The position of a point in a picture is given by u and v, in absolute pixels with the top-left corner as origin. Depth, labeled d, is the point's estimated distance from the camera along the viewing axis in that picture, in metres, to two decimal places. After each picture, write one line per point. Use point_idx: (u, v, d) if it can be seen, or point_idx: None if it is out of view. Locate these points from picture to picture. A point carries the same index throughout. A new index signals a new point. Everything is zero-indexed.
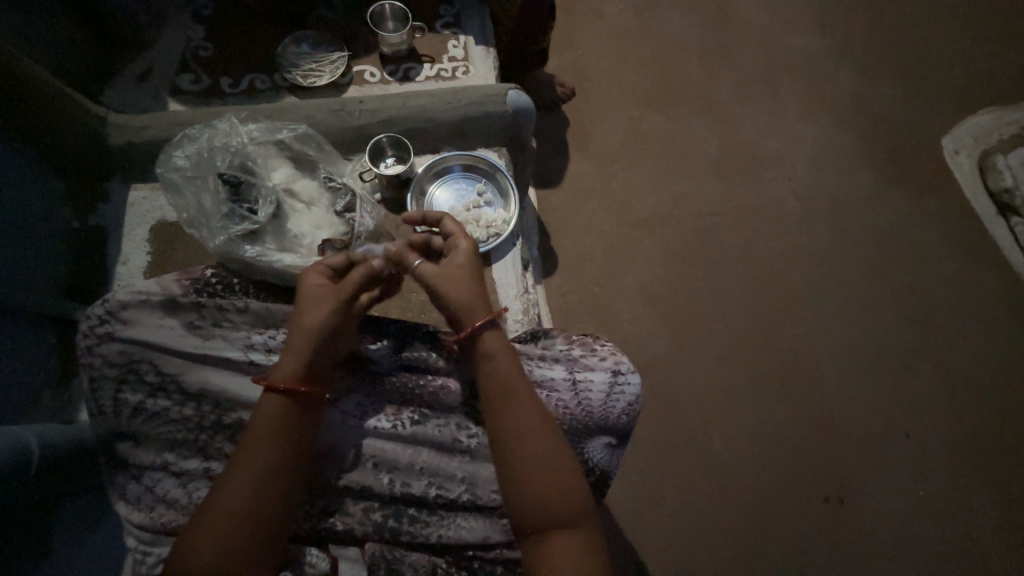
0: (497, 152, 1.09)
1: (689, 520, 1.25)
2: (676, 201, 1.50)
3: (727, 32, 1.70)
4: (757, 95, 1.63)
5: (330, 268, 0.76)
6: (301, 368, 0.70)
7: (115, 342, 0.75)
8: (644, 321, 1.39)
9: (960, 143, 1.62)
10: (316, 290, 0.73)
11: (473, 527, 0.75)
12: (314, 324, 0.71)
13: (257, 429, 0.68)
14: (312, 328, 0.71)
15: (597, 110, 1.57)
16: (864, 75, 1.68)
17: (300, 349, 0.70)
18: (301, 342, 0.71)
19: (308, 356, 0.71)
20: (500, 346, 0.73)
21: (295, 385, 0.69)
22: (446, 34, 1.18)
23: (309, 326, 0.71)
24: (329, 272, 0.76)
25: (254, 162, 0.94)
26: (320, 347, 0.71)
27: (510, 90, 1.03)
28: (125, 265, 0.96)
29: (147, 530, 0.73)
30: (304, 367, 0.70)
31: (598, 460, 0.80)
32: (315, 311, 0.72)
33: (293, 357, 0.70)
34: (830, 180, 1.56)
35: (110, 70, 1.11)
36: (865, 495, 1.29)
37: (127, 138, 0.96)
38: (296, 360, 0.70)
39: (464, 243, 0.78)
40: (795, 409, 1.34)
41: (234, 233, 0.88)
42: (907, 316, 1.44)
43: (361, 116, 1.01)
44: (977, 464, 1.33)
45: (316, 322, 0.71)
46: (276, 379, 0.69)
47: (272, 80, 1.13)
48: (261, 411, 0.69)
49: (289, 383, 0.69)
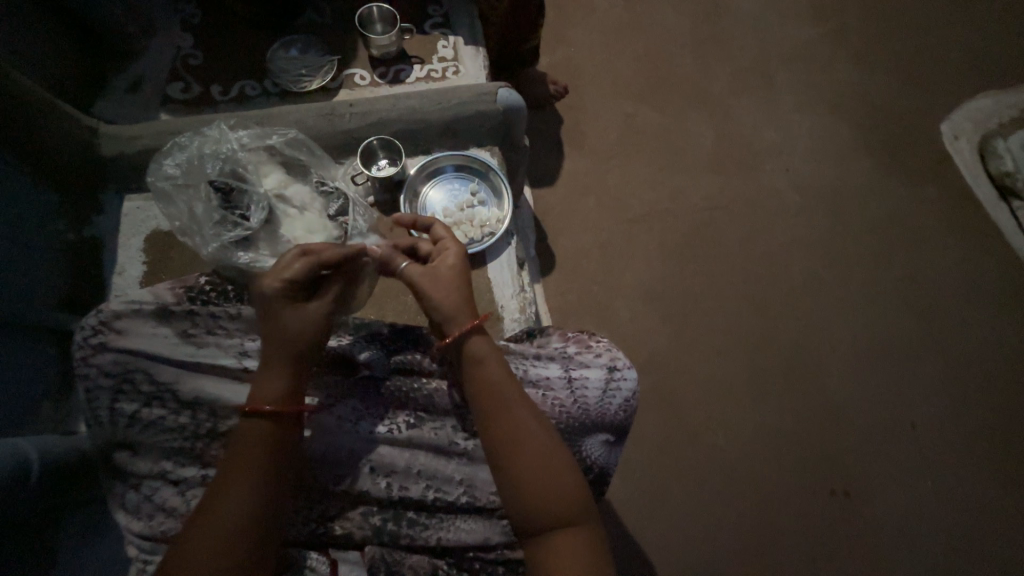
0: (490, 151, 1.08)
1: (694, 517, 1.24)
2: (672, 195, 1.49)
3: (720, 24, 1.68)
4: (752, 87, 1.62)
5: (290, 275, 0.72)
6: (284, 390, 0.70)
7: (108, 353, 0.75)
8: (644, 317, 1.38)
9: (959, 129, 1.60)
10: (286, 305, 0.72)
11: (472, 529, 0.75)
12: (293, 341, 0.71)
13: (246, 439, 0.68)
14: (292, 346, 0.71)
15: (590, 106, 1.57)
16: (860, 63, 1.67)
17: (281, 372, 0.71)
18: (280, 365, 0.71)
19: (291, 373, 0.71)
20: (488, 350, 0.73)
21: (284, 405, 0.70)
22: (435, 34, 1.18)
23: (292, 346, 0.71)
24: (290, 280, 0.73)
25: (245, 168, 0.94)
26: (300, 366, 0.72)
27: (500, 89, 1.03)
28: (121, 276, 0.97)
29: (147, 538, 0.73)
30: (288, 388, 0.71)
31: (596, 457, 0.80)
32: (297, 325, 0.72)
33: (275, 380, 0.70)
34: (828, 170, 1.55)
35: (102, 82, 1.11)
36: (872, 486, 1.28)
37: (119, 149, 0.97)
38: (281, 382, 0.70)
39: (454, 247, 0.79)
40: (798, 402, 1.33)
41: (226, 240, 0.88)
42: (910, 305, 1.43)
43: (352, 120, 1.00)
44: (985, 452, 1.31)
45: (296, 340, 0.71)
46: (260, 404, 0.69)
47: (263, 86, 1.13)
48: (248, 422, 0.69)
49: (278, 405, 0.69)
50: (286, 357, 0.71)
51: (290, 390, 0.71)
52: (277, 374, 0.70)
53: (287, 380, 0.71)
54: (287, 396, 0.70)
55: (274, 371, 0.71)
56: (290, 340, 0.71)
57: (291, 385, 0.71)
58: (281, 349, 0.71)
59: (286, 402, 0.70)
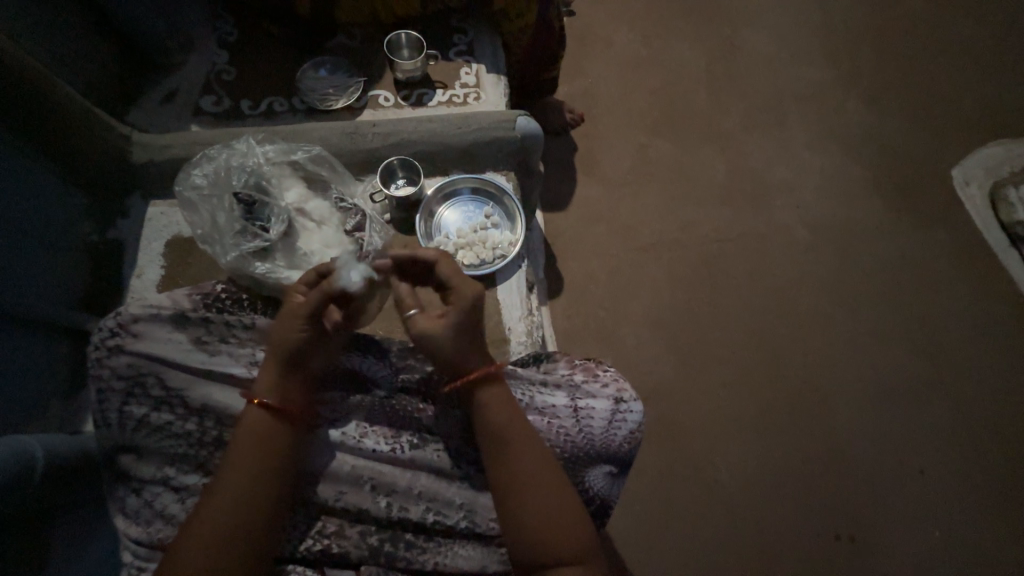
0: (506, 175, 1.10)
1: (693, 553, 1.21)
2: (682, 226, 1.51)
3: (734, 62, 1.73)
4: (764, 124, 1.65)
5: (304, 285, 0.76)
6: (275, 385, 0.71)
7: (123, 355, 0.76)
8: (650, 346, 1.38)
9: (970, 175, 1.61)
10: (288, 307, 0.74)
11: (470, 556, 0.74)
12: (282, 341, 0.72)
13: (243, 449, 0.69)
14: (282, 346, 0.71)
15: (605, 135, 1.60)
16: (872, 106, 1.70)
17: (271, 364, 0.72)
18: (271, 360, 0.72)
19: (282, 371, 0.72)
20: (494, 391, 0.73)
21: (282, 407, 0.71)
22: (458, 62, 1.22)
23: (281, 346, 0.72)
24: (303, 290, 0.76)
25: (268, 181, 0.97)
26: (296, 371, 0.73)
27: (519, 116, 1.06)
28: (139, 278, 0.98)
29: (143, 545, 0.73)
30: (282, 385, 0.72)
31: (599, 489, 0.79)
32: (286, 325, 0.72)
33: (270, 376, 0.71)
34: (838, 209, 1.56)
35: (137, 91, 1.16)
36: (877, 533, 1.25)
37: (149, 156, 1.00)
38: (275, 379, 0.71)
39: (467, 295, 0.74)
40: (802, 440, 1.31)
41: (245, 250, 0.91)
42: (919, 349, 1.41)
43: (373, 139, 1.04)
44: (996, 504, 1.28)
45: (286, 343, 0.71)
46: (257, 396, 0.71)
47: (291, 103, 1.17)
48: (245, 427, 0.70)
49: (273, 401, 0.71)
50: (276, 353, 0.72)
51: (284, 389, 0.72)
52: (270, 372, 0.72)
53: (281, 378, 0.72)
54: (282, 394, 0.72)
55: (270, 367, 0.72)
56: (281, 341, 0.72)
57: (286, 384, 0.72)
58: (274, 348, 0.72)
59: (282, 402, 0.71)
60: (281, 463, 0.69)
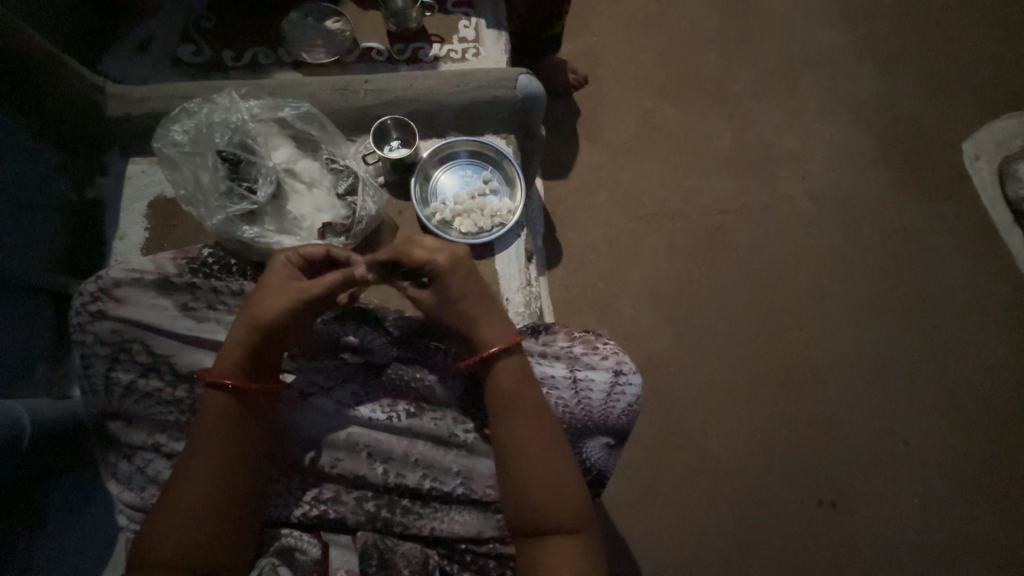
0: (506, 139, 1.05)
1: (681, 517, 1.25)
2: (685, 196, 1.47)
3: (747, 22, 1.64)
4: (775, 90, 1.58)
5: (302, 257, 0.72)
6: (239, 365, 0.68)
7: (108, 320, 0.74)
8: (647, 317, 1.37)
9: (981, 149, 1.57)
10: (284, 281, 0.70)
11: (466, 521, 0.75)
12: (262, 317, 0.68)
13: (213, 417, 0.67)
14: (259, 321, 0.68)
15: (610, 98, 1.53)
16: (887, 73, 1.63)
17: (240, 340, 0.68)
18: (241, 333, 0.68)
19: (249, 346, 0.68)
20: (514, 370, 0.72)
21: (245, 381, 0.68)
22: (456, 14, 1.14)
23: (259, 317, 0.68)
24: (300, 261, 0.72)
25: (254, 140, 0.92)
26: (266, 346, 0.69)
27: (521, 75, 1.00)
28: (122, 241, 0.94)
29: (138, 509, 0.73)
30: (247, 362, 0.68)
31: (596, 460, 0.79)
32: (261, 298, 0.69)
33: (235, 353, 0.68)
34: (844, 181, 1.52)
35: (109, 37, 1.07)
36: (859, 501, 1.29)
37: (126, 110, 0.93)
38: (235, 356, 0.68)
39: (441, 260, 0.73)
40: (793, 412, 1.33)
41: (233, 213, 0.87)
42: (914, 325, 1.42)
43: (366, 97, 0.97)
44: (975, 474, 1.32)
45: (264, 315, 0.68)
46: (220, 377, 0.67)
47: (277, 55, 1.09)
48: (213, 403, 0.68)
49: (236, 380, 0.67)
50: (252, 325, 0.68)
51: (246, 366, 0.68)
52: (234, 346, 0.68)
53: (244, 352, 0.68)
54: (247, 371, 0.68)
55: (236, 342, 0.68)
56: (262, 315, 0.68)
57: (247, 360, 0.68)
58: (248, 315, 0.68)
59: (246, 379, 0.68)
60: (261, 431, 0.69)
